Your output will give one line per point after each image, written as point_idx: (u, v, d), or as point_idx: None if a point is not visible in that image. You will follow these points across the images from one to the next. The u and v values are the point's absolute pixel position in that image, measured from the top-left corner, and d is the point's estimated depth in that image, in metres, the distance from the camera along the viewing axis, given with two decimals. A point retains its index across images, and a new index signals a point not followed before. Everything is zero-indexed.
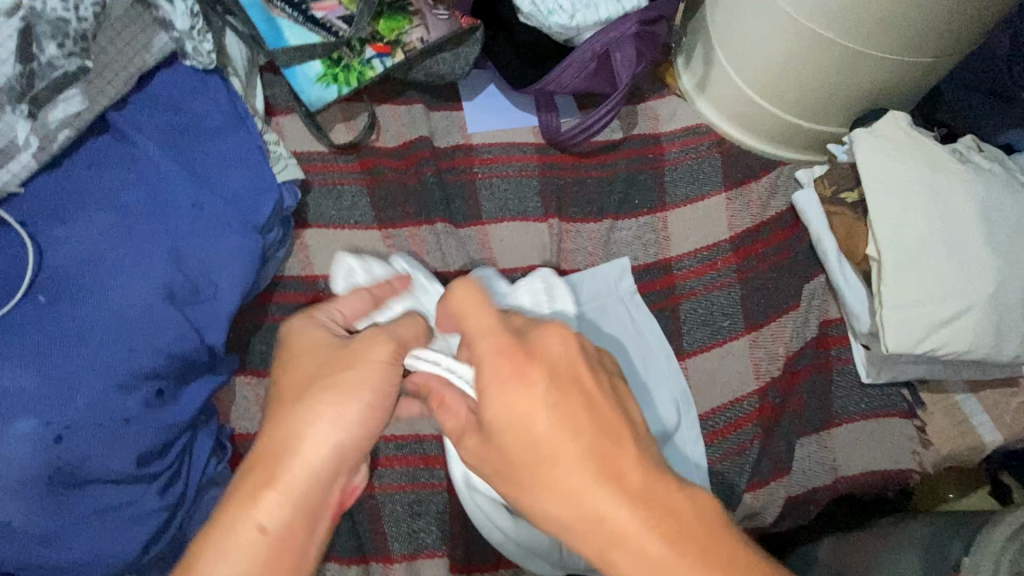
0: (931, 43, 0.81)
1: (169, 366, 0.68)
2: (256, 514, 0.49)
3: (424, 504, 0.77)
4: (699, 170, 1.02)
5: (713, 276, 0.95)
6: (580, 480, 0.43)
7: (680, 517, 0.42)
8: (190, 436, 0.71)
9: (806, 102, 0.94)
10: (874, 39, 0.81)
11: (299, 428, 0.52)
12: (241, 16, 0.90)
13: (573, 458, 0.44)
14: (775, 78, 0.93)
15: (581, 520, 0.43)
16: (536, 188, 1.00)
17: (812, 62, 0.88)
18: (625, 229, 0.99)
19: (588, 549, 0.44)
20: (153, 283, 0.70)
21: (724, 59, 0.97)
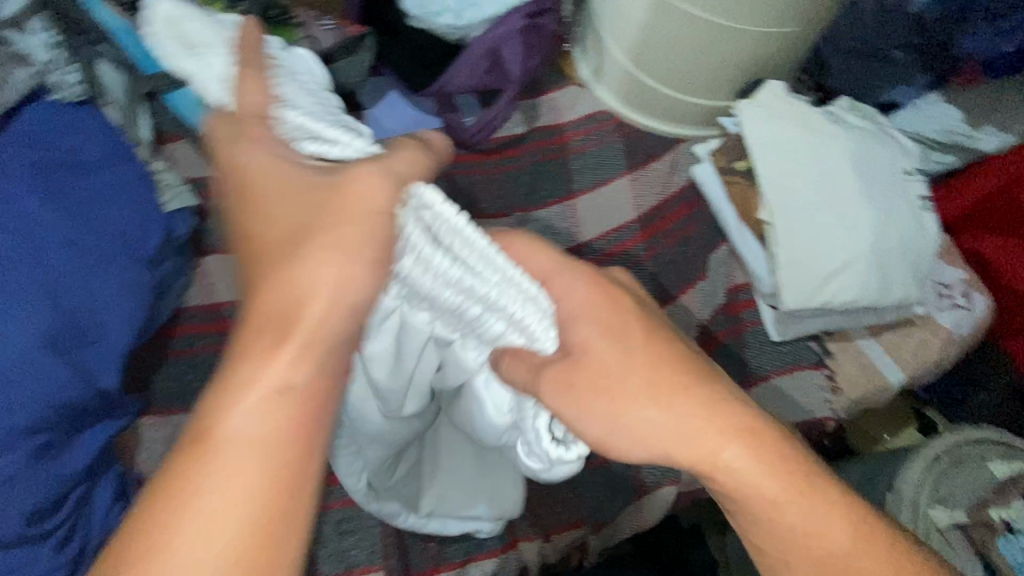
0: (793, 15, 0.86)
1: (54, 416, 0.66)
2: (213, 462, 0.41)
3: (355, 520, 0.79)
4: (602, 156, 1.04)
5: (623, 254, 0.98)
6: (650, 412, 0.50)
7: (756, 426, 0.51)
8: (87, 486, 0.69)
9: (691, 80, 0.98)
10: (741, 15, 0.85)
11: (298, 285, 0.45)
12: (108, 44, 0.86)
13: (636, 390, 0.51)
14: (660, 60, 0.96)
15: (683, 449, 0.50)
16: (444, 189, 1.00)
17: (691, 41, 0.91)
18: (537, 220, 1.00)
19: (688, 467, 0.51)
20: (29, 331, 0.66)
21: (613, 46, 1.00)
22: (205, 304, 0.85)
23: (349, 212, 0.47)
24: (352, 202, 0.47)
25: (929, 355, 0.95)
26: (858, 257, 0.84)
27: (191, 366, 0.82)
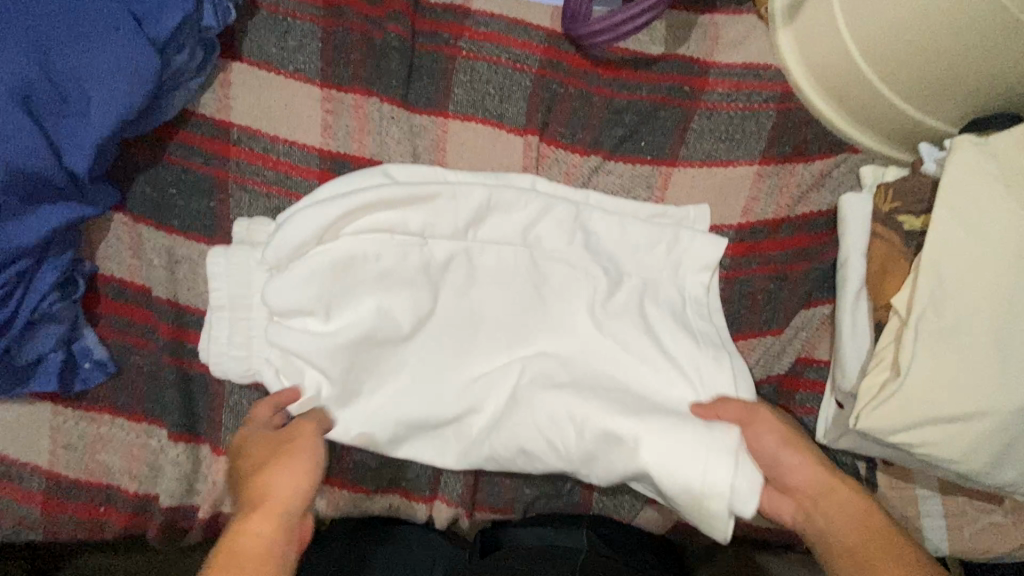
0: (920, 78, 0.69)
1: (9, 179, 0.59)
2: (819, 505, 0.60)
3: (94, 522, 0.68)
4: (739, 127, 0.78)
5: (573, 112, 0.77)
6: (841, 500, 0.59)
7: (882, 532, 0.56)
8: (32, 261, 0.62)
9: (887, 56, 0.69)
10: (911, 61, 0.68)
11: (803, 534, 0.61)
12: None
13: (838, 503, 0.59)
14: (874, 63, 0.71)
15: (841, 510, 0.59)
16: (527, 89, 0.77)
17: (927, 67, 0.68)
18: (688, 172, 0.77)
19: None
20: (7, 77, 0.58)
21: (839, 18, 0.72)
22: (218, 116, 0.73)
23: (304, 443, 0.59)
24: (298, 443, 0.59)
25: (997, 545, 0.74)
26: (999, 414, 0.61)
27: (178, 178, 0.71)
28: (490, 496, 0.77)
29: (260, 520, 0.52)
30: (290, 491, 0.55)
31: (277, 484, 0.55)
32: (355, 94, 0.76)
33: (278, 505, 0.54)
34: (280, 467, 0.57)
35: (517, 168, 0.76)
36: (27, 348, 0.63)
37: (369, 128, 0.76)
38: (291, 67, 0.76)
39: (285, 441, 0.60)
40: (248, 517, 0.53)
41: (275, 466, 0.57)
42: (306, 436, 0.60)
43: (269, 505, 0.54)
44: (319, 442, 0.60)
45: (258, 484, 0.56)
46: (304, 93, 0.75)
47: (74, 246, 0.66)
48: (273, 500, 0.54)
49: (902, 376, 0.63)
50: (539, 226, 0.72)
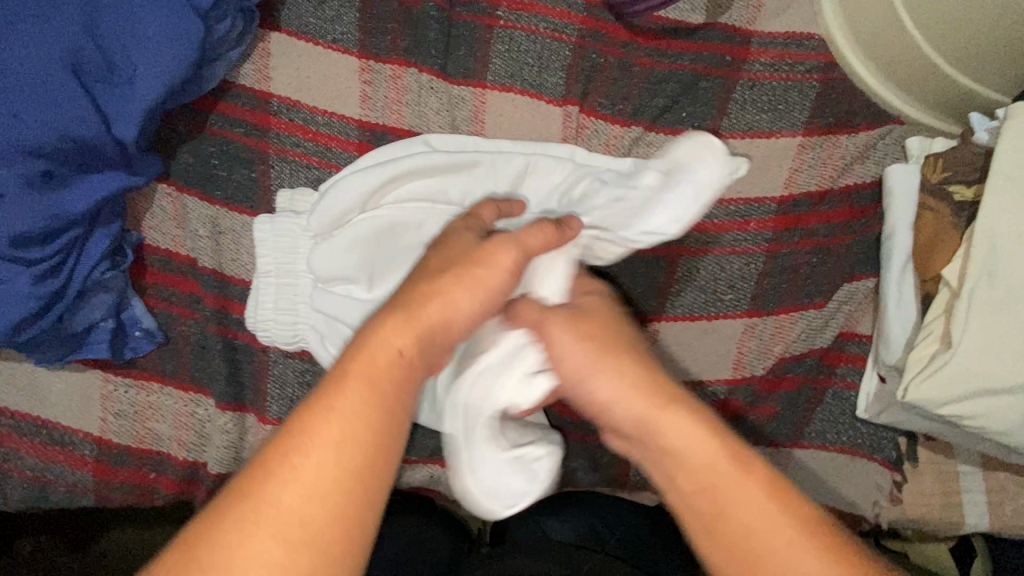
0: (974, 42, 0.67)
1: (61, 147, 0.59)
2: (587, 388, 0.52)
3: (144, 488, 0.70)
4: (782, 97, 0.77)
5: (613, 82, 0.76)
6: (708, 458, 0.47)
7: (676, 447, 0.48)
8: (83, 231, 0.62)
9: (946, 15, 0.67)
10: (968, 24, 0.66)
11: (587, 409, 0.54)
12: None
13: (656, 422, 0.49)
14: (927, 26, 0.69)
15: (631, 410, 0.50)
16: (566, 59, 0.76)
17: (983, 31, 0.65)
18: (729, 143, 0.76)
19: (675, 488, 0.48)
20: (56, 44, 0.58)
21: None
22: (257, 87, 0.73)
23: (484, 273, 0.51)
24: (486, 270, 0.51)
25: None
26: None
27: (220, 149, 0.71)
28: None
29: (401, 331, 0.47)
30: (450, 321, 0.50)
31: (453, 307, 0.50)
32: (392, 65, 0.75)
33: (419, 327, 0.48)
34: (462, 291, 0.50)
35: (556, 139, 0.76)
36: (79, 316, 0.64)
37: (407, 99, 0.75)
38: (328, 37, 0.75)
39: (476, 261, 0.52)
40: (387, 318, 0.48)
41: (452, 281, 0.51)
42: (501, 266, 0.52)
43: (422, 321, 0.48)
44: (507, 285, 0.52)
45: (415, 294, 0.50)
46: (342, 64, 0.75)
47: (122, 216, 0.66)
48: (424, 322, 0.48)
49: (954, 348, 0.62)
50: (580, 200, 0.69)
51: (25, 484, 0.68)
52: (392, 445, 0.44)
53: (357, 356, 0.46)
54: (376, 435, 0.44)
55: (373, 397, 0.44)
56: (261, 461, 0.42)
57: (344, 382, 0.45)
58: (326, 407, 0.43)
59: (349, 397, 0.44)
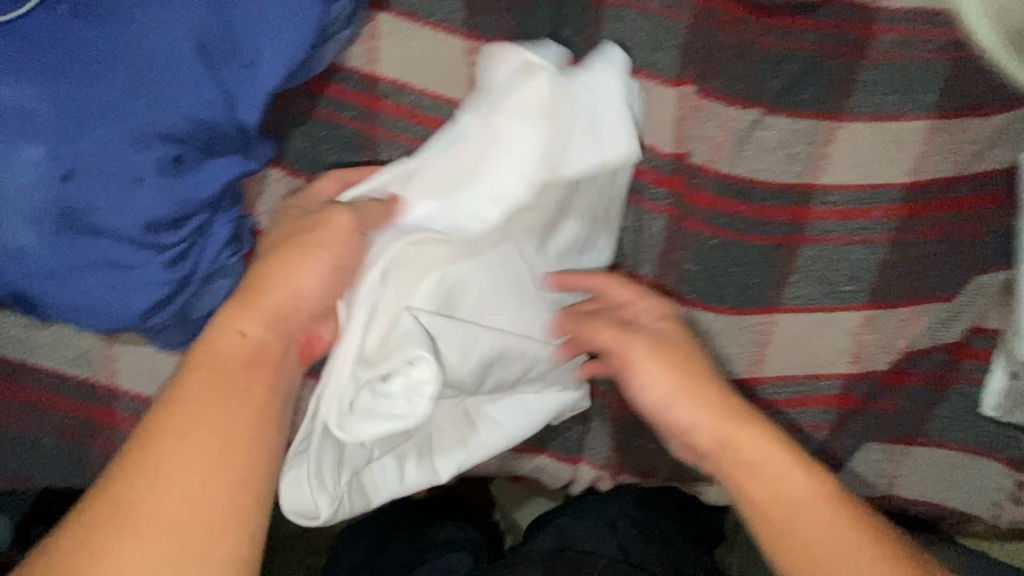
0: None
1: (191, 130, 0.59)
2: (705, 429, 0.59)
3: None
4: (910, 79, 0.72)
5: (730, 63, 0.72)
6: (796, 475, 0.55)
7: (783, 473, 0.55)
8: (208, 215, 0.62)
9: None
10: None
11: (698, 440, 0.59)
12: None
13: (768, 449, 0.56)
14: None
15: (741, 445, 0.57)
16: (681, 39, 0.72)
17: None
18: (854, 127, 0.72)
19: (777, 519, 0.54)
20: (186, 24, 0.57)
21: None
22: (366, 70, 0.71)
23: (310, 243, 0.56)
24: (309, 239, 0.56)
25: None
26: None
27: (331, 134, 0.70)
28: (632, 460, 0.75)
29: (247, 315, 0.52)
30: (297, 299, 0.54)
31: (293, 284, 0.54)
32: (500, 46, 0.73)
33: (265, 312, 0.53)
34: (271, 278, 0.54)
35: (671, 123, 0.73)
36: (202, 300, 0.65)
37: None
38: (433, 17, 0.72)
39: (312, 225, 0.57)
40: (239, 317, 0.52)
41: (292, 251, 0.55)
42: (339, 228, 0.56)
43: (264, 308, 0.53)
44: (350, 249, 0.56)
45: (259, 303, 0.53)
46: (449, 45, 0.72)
47: (239, 202, 0.66)
48: (264, 304, 0.53)
49: None
50: (565, 158, 0.60)
51: None
52: (240, 442, 0.48)
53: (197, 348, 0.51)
54: (251, 473, 0.48)
55: (229, 407, 0.48)
56: (123, 460, 0.46)
57: (189, 367, 0.50)
58: (169, 436, 0.47)
59: (191, 386, 0.49)
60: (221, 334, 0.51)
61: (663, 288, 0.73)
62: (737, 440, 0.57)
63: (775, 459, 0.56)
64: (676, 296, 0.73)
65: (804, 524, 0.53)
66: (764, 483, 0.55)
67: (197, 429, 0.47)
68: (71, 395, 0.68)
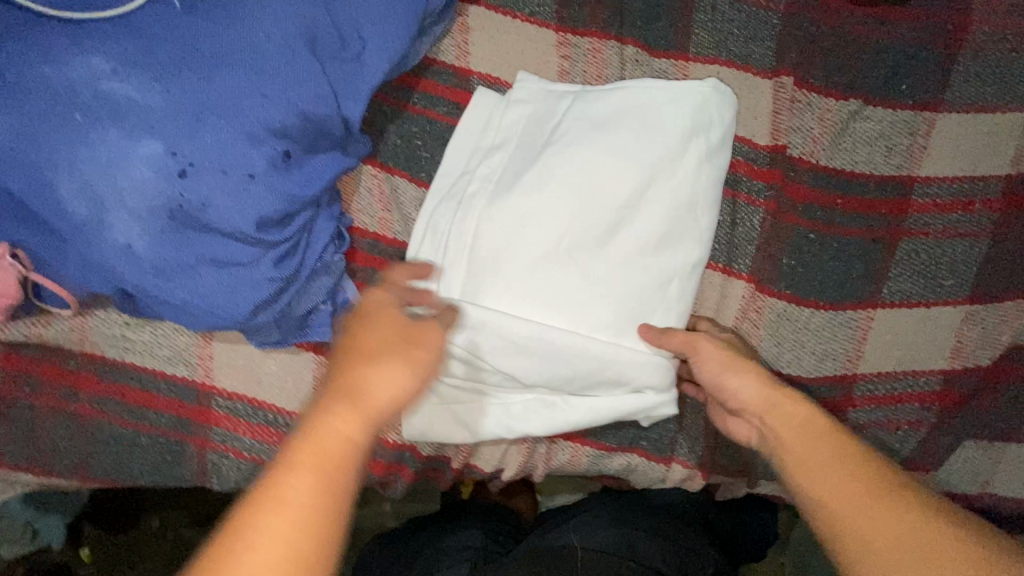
0: None
1: (300, 126, 0.58)
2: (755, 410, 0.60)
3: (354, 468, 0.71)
4: (1009, 67, 0.71)
5: (827, 53, 0.71)
6: (856, 460, 0.53)
7: (839, 456, 0.54)
8: (311, 214, 0.62)
9: None
10: None
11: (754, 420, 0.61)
12: None
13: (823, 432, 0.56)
14: None
15: (797, 430, 0.57)
16: (776, 29, 0.71)
17: None
18: (956, 119, 0.71)
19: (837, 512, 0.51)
20: (297, 17, 0.56)
21: None
22: (458, 64, 0.70)
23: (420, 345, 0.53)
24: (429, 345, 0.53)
25: None
26: None
27: (423, 129, 0.69)
28: (724, 457, 0.74)
29: (352, 415, 0.48)
30: (391, 399, 0.50)
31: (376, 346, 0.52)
32: (591, 38, 0.71)
33: (366, 409, 0.49)
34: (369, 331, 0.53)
35: (766, 115, 0.71)
36: (303, 299, 0.64)
37: (607, 74, 0.72)
38: (525, 10, 0.71)
39: (415, 340, 0.53)
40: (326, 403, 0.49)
41: (386, 349, 0.52)
42: (432, 344, 0.54)
43: (363, 406, 0.49)
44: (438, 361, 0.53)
45: (354, 380, 0.50)
46: (540, 37, 0.71)
47: (338, 199, 0.66)
48: (373, 405, 0.49)
49: None
50: (562, 156, 0.65)
51: (243, 465, 0.69)
52: (335, 519, 0.44)
53: (302, 434, 0.47)
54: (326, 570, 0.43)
55: (324, 489, 0.44)
56: (229, 535, 0.42)
57: (294, 469, 0.44)
58: (259, 522, 0.42)
59: (296, 482, 0.44)
60: (321, 434, 0.47)
61: (759, 283, 0.71)
62: (792, 421, 0.58)
63: (830, 443, 0.55)
64: (771, 291, 0.71)
65: (828, 480, 0.53)
66: (816, 470, 0.54)
67: (297, 508, 0.43)
68: (169, 393, 0.67)
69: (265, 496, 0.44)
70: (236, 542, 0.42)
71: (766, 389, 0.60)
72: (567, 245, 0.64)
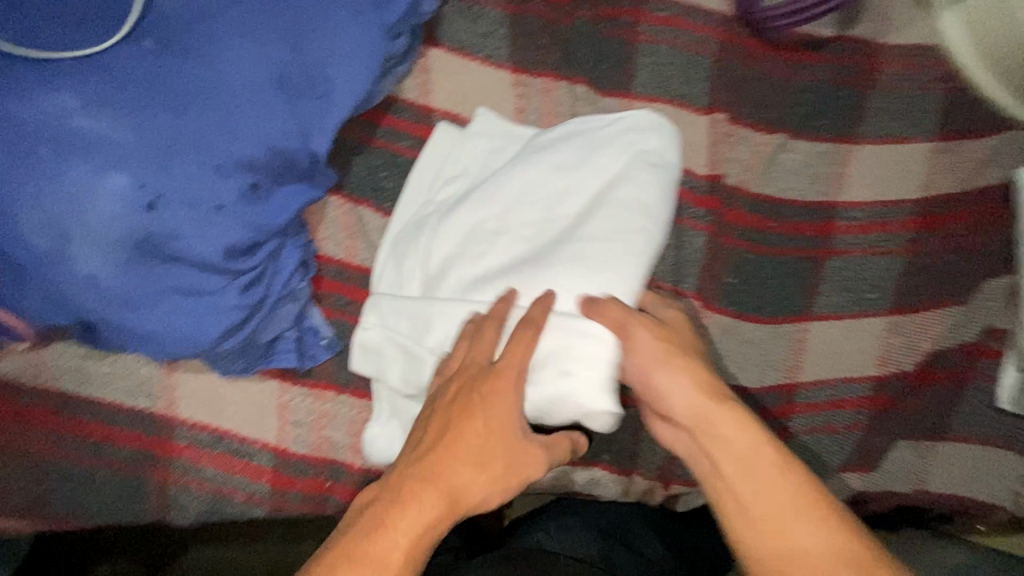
0: None
1: (268, 159, 0.60)
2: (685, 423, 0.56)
3: (319, 496, 0.70)
4: (911, 106, 0.80)
5: (754, 92, 0.79)
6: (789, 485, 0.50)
7: (775, 482, 0.50)
8: (278, 242, 0.64)
9: None
10: None
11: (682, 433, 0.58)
12: None
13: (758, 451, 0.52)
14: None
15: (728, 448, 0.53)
16: (709, 71, 0.79)
17: None
18: (870, 150, 0.80)
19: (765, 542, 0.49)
20: (266, 59, 0.60)
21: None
22: (420, 101, 0.75)
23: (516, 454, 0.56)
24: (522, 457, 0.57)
25: None
26: None
27: (387, 162, 0.73)
28: (682, 468, 0.78)
29: (439, 505, 0.53)
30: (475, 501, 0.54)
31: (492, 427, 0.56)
32: (544, 78, 0.78)
33: (457, 507, 0.53)
34: (479, 425, 0.56)
35: (705, 147, 0.78)
36: (270, 325, 0.66)
37: (559, 111, 0.77)
38: (483, 53, 0.77)
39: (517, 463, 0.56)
40: (425, 492, 0.53)
41: (466, 433, 0.56)
42: (527, 451, 0.57)
43: (456, 506, 0.53)
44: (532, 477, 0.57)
45: (454, 480, 0.54)
46: (497, 78, 0.77)
47: (305, 229, 0.68)
48: (465, 508, 0.54)
49: None
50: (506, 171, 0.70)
51: (204, 496, 0.68)
52: None
53: (395, 504, 0.52)
54: None
55: (402, 569, 0.50)
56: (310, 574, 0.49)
57: (382, 538, 0.50)
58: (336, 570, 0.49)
59: (388, 557, 0.50)
60: (406, 508, 0.52)
61: (704, 300, 0.77)
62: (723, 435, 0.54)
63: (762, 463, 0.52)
64: (715, 307, 0.77)
65: (765, 505, 0.50)
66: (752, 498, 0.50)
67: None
68: (129, 426, 0.66)
69: (347, 551, 0.50)
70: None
71: (696, 393, 0.56)
72: (515, 255, 0.67)
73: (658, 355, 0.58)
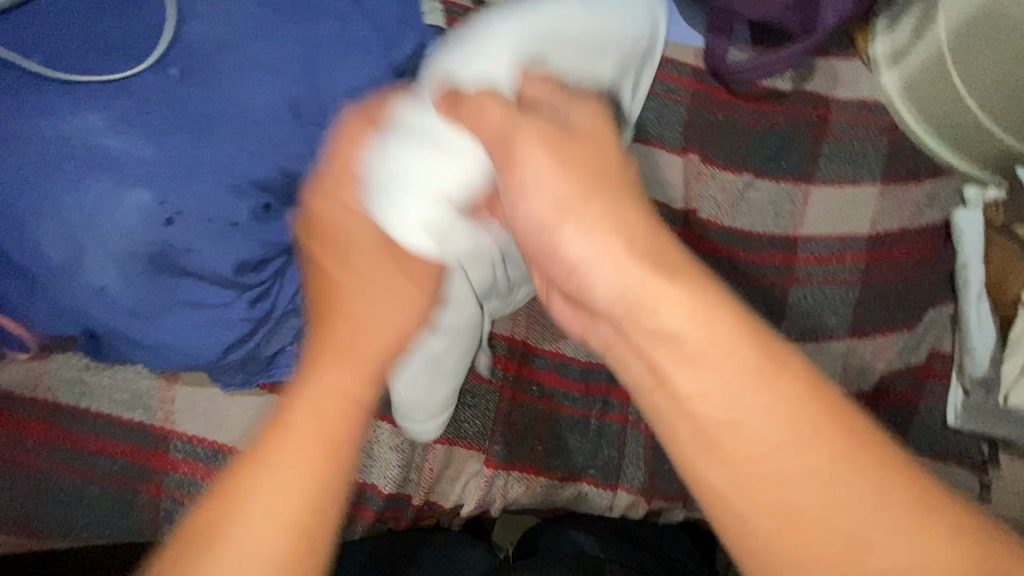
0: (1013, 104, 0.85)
1: (280, 181, 0.64)
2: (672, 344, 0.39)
3: None
4: (860, 152, 0.90)
5: (723, 136, 0.88)
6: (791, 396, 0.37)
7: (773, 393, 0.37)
8: (285, 259, 0.67)
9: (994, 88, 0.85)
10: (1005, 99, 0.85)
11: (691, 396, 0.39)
12: None
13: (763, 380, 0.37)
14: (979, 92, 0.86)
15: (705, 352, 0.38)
16: (683, 117, 0.87)
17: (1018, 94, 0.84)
18: (826, 191, 0.89)
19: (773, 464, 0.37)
20: (283, 90, 0.64)
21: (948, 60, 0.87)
22: None
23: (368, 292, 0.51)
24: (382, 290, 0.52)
25: None
26: None
27: None
28: (663, 482, 0.82)
29: (341, 371, 0.47)
30: (371, 354, 0.49)
31: (367, 326, 0.50)
32: None
33: (355, 385, 0.47)
34: (347, 297, 0.51)
35: (680, 184, 0.86)
36: (273, 339, 0.68)
37: None
38: None
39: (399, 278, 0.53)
40: (322, 366, 0.47)
41: (355, 301, 0.51)
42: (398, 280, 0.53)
43: (357, 365, 0.48)
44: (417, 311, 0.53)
45: (331, 347, 0.48)
46: None
47: None
48: (363, 361, 0.48)
49: None
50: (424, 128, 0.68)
51: None
52: (341, 503, 0.43)
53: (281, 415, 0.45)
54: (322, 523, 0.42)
55: (325, 447, 0.43)
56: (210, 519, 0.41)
57: (280, 440, 0.43)
58: (243, 491, 0.41)
59: (303, 453, 0.43)
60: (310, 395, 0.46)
61: None
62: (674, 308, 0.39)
63: (750, 368, 0.37)
64: None
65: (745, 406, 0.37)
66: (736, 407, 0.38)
67: (269, 480, 0.42)
68: (123, 438, 0.67)
69: (237, 482, 0.42)
70: (213, 513, 0.41)
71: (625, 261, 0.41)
72: None
73: (589, 235, 0.43)
